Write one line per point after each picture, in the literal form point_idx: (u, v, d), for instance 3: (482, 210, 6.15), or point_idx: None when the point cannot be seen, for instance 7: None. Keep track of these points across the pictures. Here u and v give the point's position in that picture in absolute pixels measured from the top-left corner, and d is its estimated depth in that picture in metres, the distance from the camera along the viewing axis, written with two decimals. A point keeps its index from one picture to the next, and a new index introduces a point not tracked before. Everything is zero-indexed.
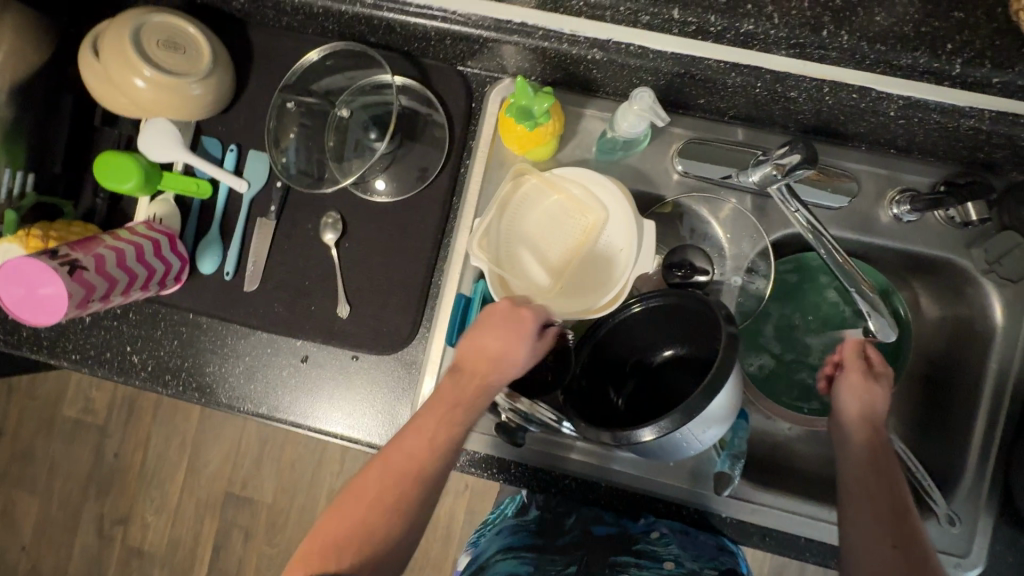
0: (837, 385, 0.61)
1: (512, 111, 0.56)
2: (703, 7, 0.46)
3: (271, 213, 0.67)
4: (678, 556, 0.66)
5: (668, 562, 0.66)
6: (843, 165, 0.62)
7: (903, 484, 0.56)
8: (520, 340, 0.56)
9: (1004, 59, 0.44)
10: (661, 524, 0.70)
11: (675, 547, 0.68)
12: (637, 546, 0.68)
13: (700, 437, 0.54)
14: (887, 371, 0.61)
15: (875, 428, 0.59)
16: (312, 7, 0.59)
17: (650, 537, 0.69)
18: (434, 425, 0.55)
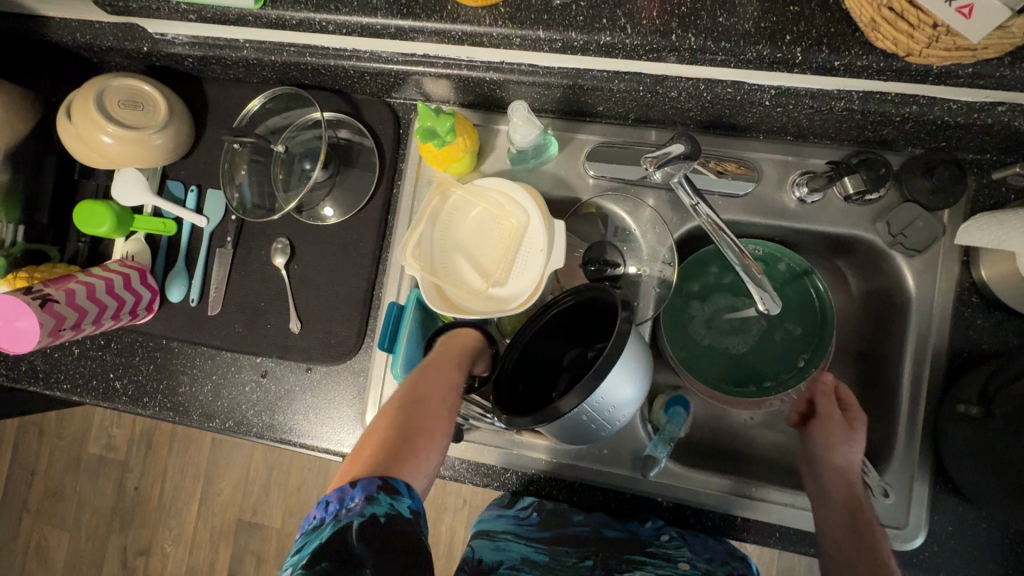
0: (815, 432, 0.62)
1: (421, 137, 0.62)
2: (564, 26, 0.52)
3: (228, 243, 0.74)
4: (692, 557, 0.64)
5: (684, 563, 0.63)
6: (743, 154, 0.66)
7: (882, 538, 0.56)
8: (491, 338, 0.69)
9: (841, 43, 0.48)
10: (669, 527, 0.67)
11: (686, 550, 0.64)
12: (649, 549, 0.65)
13: (611, 423, 0.58)
14: (861, 415, 0.61)
15: (852, 481, 0.59)
16: (248, 59, 0.67)
17: (661, 541, 0.65)
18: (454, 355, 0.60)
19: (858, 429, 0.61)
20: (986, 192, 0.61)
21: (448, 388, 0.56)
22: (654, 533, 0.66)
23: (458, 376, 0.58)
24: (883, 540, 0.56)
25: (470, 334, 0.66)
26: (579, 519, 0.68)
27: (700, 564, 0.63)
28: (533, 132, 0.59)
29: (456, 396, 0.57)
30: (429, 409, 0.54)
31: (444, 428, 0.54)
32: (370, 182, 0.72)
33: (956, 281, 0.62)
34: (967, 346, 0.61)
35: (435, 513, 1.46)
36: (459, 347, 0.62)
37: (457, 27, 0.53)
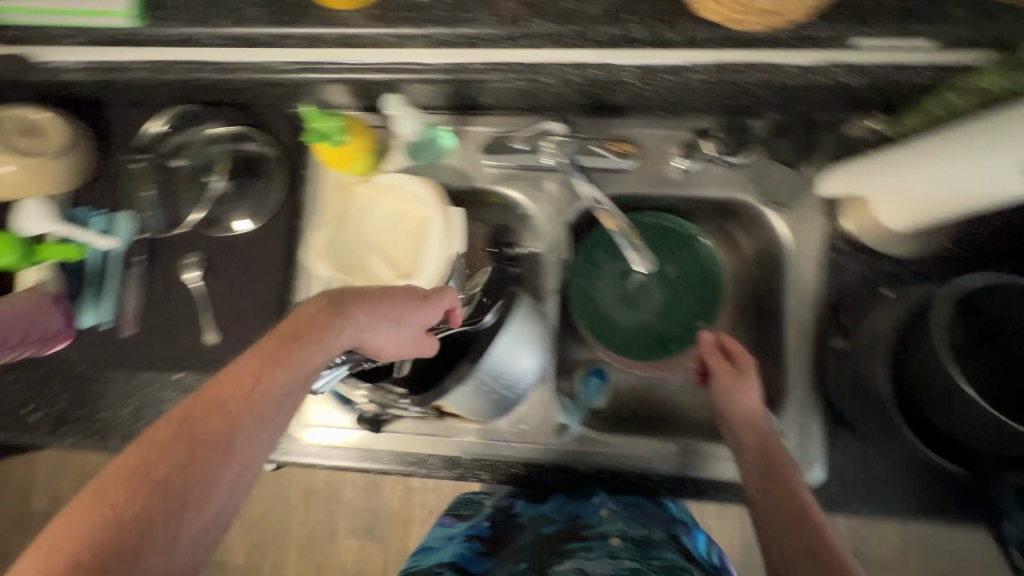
0: (715, 389, 0.64)
1: (312, 140, 0.64)
2: (427, 21, 0.55)
3: (139, 262, 0.75)
4: (625, 530, 0.64)
5: (615, 538, 0.63)
6: (623, 133, 0.70)
7: (795, 467, 0.55)
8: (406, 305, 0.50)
9: (677, 19, 0.52)
10: (610, 502, 0.68)
11: (622, 522, 0.65)
12: (584, 531, 0.65)
13: (508, 394, 0.66)
14: (748, 361, 0.64)
15: (760, 427, 0.60)
16: (141, 80, 0.69)
17: (599, 517, 0.66)
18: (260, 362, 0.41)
19: (750, 373, 0.63)
20: (842, 147, 0.67)
21: (238, 413, 0.38)
22: (594, 510, 0.67)
23: (268, 389, 0.40)
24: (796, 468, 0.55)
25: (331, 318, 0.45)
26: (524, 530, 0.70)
27: (633, 537, 0.63)
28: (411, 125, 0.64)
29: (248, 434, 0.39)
30: (193, 452, 0.36)
31: (218, 489, 0.37)
32: (277, 191, 0.75)
33: (826, 230, 0.67)
34: (842, 288, 0.65)
35: (402, 527, 1.45)
36: (286, 340, 0.42)
37: (329, 30, 0.56)
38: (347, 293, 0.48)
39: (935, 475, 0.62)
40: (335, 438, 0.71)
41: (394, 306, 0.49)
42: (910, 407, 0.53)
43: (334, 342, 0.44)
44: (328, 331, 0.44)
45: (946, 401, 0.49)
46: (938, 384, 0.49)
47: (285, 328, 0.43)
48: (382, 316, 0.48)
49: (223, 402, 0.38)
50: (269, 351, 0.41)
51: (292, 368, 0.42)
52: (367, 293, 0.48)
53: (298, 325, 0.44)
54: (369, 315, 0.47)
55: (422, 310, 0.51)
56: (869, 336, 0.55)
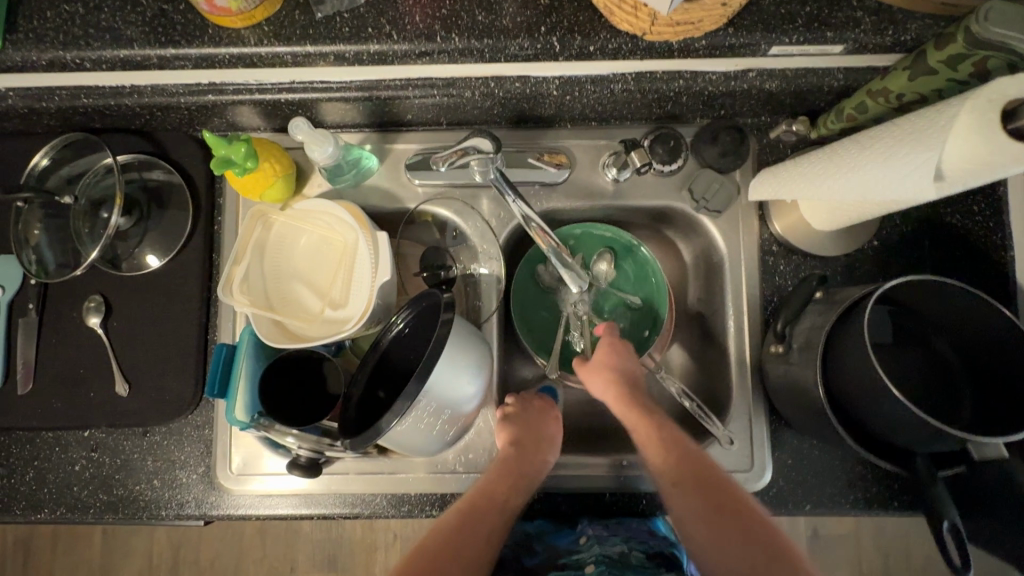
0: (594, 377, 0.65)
1: (219, 169, 0.58)
2: (331, 39, 0.52)
3: (32, 311, 0.67)
4: (599, 553, 0.61)
5: (591, 565, 0.60)
6: (555, 144, 0.69)
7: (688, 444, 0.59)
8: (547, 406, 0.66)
9: (590, 29, 0.52)
10: (589, 527, 0.65)
11: (597, 546, 0.62)
12: (561, 559, 0.62)
13: (454, 424, 0.61)
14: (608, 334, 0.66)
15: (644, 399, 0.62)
16: (17, 109, 0.61)
17: (577, 544, 0.63)
18: (502, 477, 0.60)
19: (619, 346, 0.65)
20: (768, 150, 0.67)
21: (503, 508, 0.58)
22: (572, 538, 0.64)
23: (516, 494, 0.60)
24: (758, 515, 0.54)
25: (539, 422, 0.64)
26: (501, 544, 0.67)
27: (608, 556, 0.60)
28: (321, 143, 0.58)
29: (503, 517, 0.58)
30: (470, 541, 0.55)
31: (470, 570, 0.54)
32: (184, 221, 0.68)
33: (758, 234, 0.67)
34: (776, 291, 0.66)
35: (366, 555, 1.38)
36: (528, 452, 0.62)
37: (223, 50, 0.53)
38: (533, 412, 0.65)
39: (873, 469, 0.64)
40: (270, 484, 0.66)
41: (557, 418, 0.66)
42: (843, 409, 0.54)
43: (548, 455, 0.63)
44: (551, 444, 0.63)
45: (878, 402, 0.49)
46: (868, 387, 0.49)
47: (515, 443, 0.62)
48: (557, 441, 0.64)
49: (476, 523, 0.56)
50: (504, 469, 0.61)
51: (534, 472, 0.62)
52: (527, 412, 0.65)
53: (527, 437, 0.63)
54: (553, 432, 0.64)
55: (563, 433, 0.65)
56: (803, 340, 0.56)
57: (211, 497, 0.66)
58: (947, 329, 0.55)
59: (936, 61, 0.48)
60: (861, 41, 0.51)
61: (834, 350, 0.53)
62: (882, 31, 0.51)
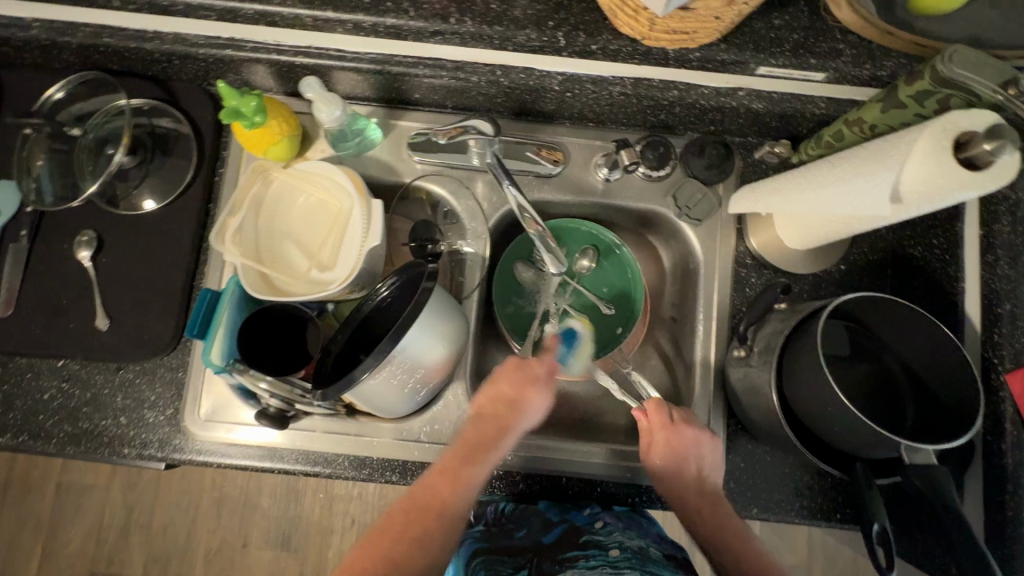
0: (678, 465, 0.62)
1: (227, 119, 0.60)
2: (352, 8, 0.55)
3: (23, 238, 0.68)
4: (622, 542, 0.64)
5: (615, 549, 0.62)
6: (551, 139, 0.72)
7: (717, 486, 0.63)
8: (531, 383, 0.62)
9: (595, 29, 0.55)
10: (605, 515, 0.68)
11: (618, 534, 0.65)
12: (583, 539, 0.64)
13: (424, 387, 0.63)
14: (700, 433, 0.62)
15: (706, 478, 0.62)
16: (37, 39, 0.63)
17: (595, 527, 0.65)
18: (455, 460, 0.59)
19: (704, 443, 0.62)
20: (751, 169, 0.71)
21: (454, 488, 0.58)
22: (589, 521, 0.66)
23: (478, 463, 0.59)
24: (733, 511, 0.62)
25: (505, 405, 0.61)
26: (521, 534, 0.66)
27: (631, 548, 0.63)
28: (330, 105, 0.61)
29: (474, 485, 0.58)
30: (426, 521, 0.56)
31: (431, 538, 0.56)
32: (186, 170, 0.70)
33: (734, 246, 0.70)
34: (746, 302, 0.69)
35: (321, 537, 1.36)
36: (488, 418, 0.61)
37: (247, 5, 0.56)
38: (502, 375, 0.63)
39: (819, 480, 0.66)
40: (237, 433, 0.67)
41: (529, 378, 0.63)
42: (794, 411, 0.56)
43: (513, 419, 0.61)
44: (514, 408, 0.61)
45: (826, 406, 0.52)
46: (819, 391, 0.52)
47: (480, 411, 0.61)
48: (525, 404, 0.61)
49: (432, 490, 0.58)
50: (468, 437, 0.60)
51: (497, 439, 0.60)
52: (494, 378, 0.62)
53: (489, 402, 0.61)
54: (519, 394, 0.62)
55: (534, 397, 0.62)
56: (763, 345, 0.59)
57: (176, 439, 0.67)
58: (897, 348, 0.58)
59: (907, 95, 0.51)
60: (842, 71, 0.56)
61: (790, 355, 0.56)
62: (861, 64, 0.55)
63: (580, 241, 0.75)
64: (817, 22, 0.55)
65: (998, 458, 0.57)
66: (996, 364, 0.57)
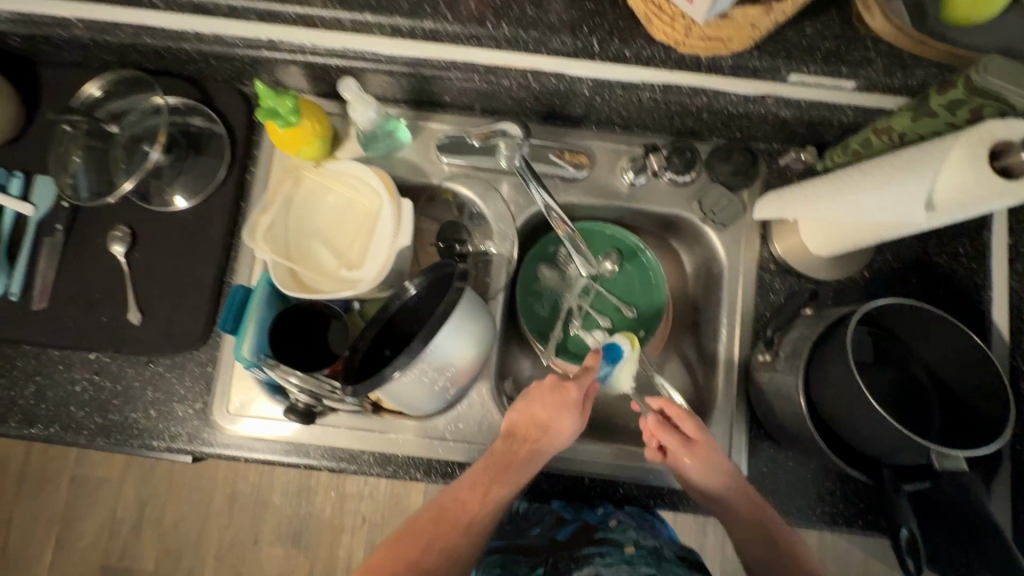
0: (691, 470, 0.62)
1: (264, 118, 0.62)
2: (392, 12, 0.57)
3: (58, 232, 0.70)
4: (638, 540, 0.62)
5: (630, 546, 0.61)
6: (578, 143, 0.73)
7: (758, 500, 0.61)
8: (566, 411, 0.61)
9: (628, 35, 0.57)
10: (619, 513, 0.67)
11: (633, 531, 0.64)
12: (597, 536, 0.63)
13: (451, 387, 0.64)
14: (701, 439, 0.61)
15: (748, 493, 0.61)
16: (80, 39, 0.64)
17: (609, 525, 0.65)
18: (484, 480, 0.59)
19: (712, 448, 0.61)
20: (776, 175, 0.71)
21: (484, 503, 0.59)
22: (603, 519, 0.66)
23: (507, 483, 0.59)
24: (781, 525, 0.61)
25: (537, 427, 0.61)
26: (534, 532, 0.67)
27: (647, 546, 0.62)
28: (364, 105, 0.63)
29: (501, 498, 0.59)
30: (450, 534, 0.57)
31: (457, 552, 0.57)
32: (219, 168, 0.71)
33: (758, 251, 0.71)
34: (769, 307, 0.69)
35: (331, 536, 1.37)
36: (521, 438, 0.61)
37: (289, 9, 0.57)
38: (536, 396, 0.62)
39: (842, 485, 0.67)
40: (264, 428, 0.68)
41: (563, 404, 0.61)
42: (822, 417, 0.57)
43: (542, 440, 0.61)
44: (547, 431, 0.61)
45: (855, 411, 0.52)
46: (848, 396, 0.53)
47: (513, 429, 0.61)
48: (557, 429, 0.61)
49: (460, 504, 0.59)
50: (500, 453, 0.61)
51: (527, 460, 0.60)
52: (530, 397, 0.62)
53: (521, 423, 0.61)
54: (553, 418, 0.61)
55: (568, 421, 0.61)
56: (790, 349, 0.59)
57: (204, 433, 0.68)
58: (922, 354, 0.59)
59: (938, 104, 0.52)
60: (873, 80, 0.56)
61: (818, 359, 0.56)
62: (891, 73, 0.56)
63: (605, 244, 0.76)
64: (848, 31, 0.56)
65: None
66: None
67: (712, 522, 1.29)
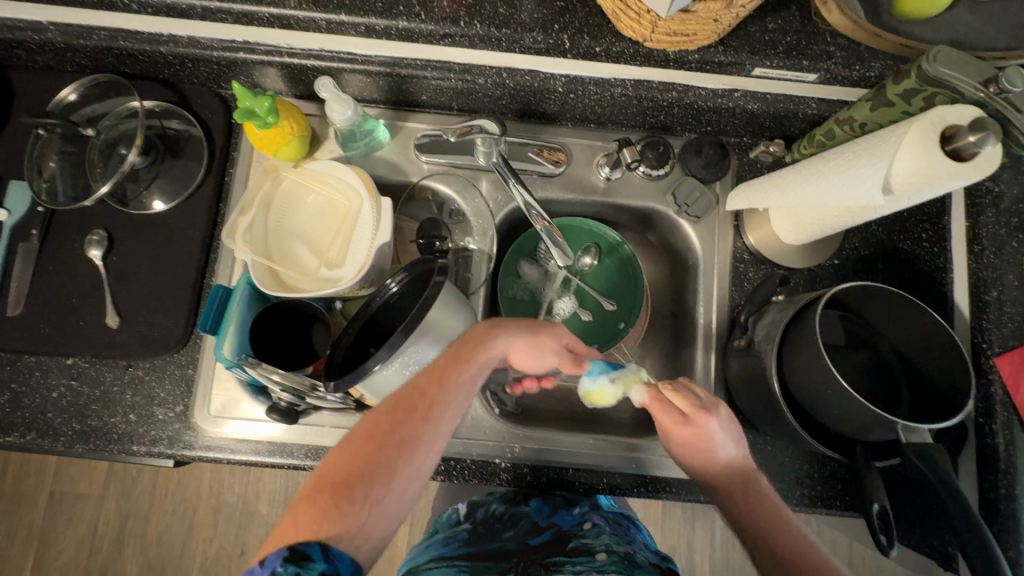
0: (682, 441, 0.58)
1: (240, 118, 0.62)
2: (365, 11, 0.57)
3: (34, 237, 0.69)
4: (609, 546, 0.65)
5: (602, 553, 0.64)
6: (554, 140, 0.74)
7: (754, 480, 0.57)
8: (509, 338, 0.57)
9: (598, 32, 0.58)
10: (594, 516, 0.70)
11: (605, 536, 0.67)
12: (571, 545, 0.66)
13: None
14: (702, 420, 0.56)
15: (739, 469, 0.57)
16: (53, 42, 0.64)
17: (583, 529, 0.68)
18: (424, 403, 0.53)
19: (722, 424, 0.57)
20: (747, 168, 0.73)
21: (419, 434, 0.52)
22: (577, 522, 0.69)
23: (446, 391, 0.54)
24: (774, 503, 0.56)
25: (478, 341, 0.57)
26: (507, 534, 0.69)
27: (618, 552, 0.64)
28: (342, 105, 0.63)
29: (435, 432, 0.53)
30: (381, 476, 0.50)
31: (386, 494, 0.50)
32: (197, 170, 0.72)
33: (732, 242, 0.73)
34: (744, 296, 0.71)
35: None
36: (458, 354, 0.56)
37: (263, 9, 0.58)
38: (474, 334, 0.57)
39: (819, 468, 0.68)
40: (246, 428, 0.68)
41: (506, 333, 0.57)
42: (796, 398, 0.58)
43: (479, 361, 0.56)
44: (489, 348, 0.56)
45: (826, 391, 0.54)
46: (819, 377, 0.54)
47: (448, 355, 0.56)
48: (496, 346, 0.57)
49: (394, 439, 0.51)
50: (434, 373, 0.55)
51: (468, 365, 0.55)
52: (468, 336, 0.57)
53: (458, 351, 0.56)
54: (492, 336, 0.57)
55: (508, 341, 0.57)
56: (763, 334, 0.61)
57: (186, 436, 0.67)
58: (888, 335, 0.61)
59: (894, 94, 0.54)
60: (833, 72, 0.59)
61: (790, 342, 0.58)
62: (851, 65, 0.58)
63: (582, 238, 0.77)
64: (808, 26, 0.58)
65: (990, 439, 0.59)
66: (985, 347, 0.61)
67: (701, 514, 1.30)
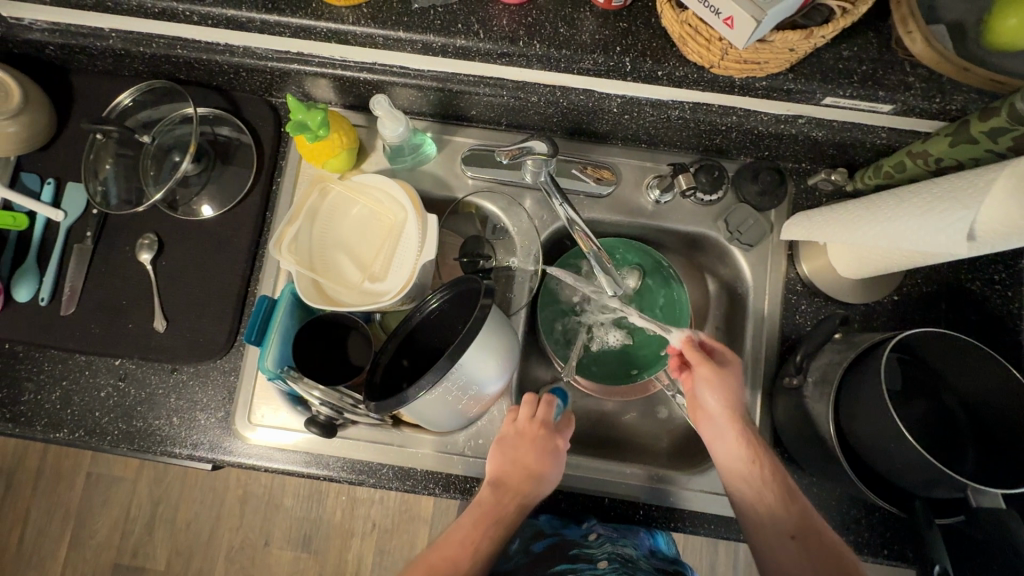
0: (699, 382, 0.60)
1: (292, 131, 0.62)
2: (423, 29, 0.56)
3: (88, 238, 0.71)
4: (611, 552, 0.62)
5: (603, 561, 0.60)
6: (604, 159, 0.72)
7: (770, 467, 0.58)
8: (550, 461, 0.61)
9: (662, 56, 0.56)
10: (599, 527, 0.67)
11: (608, 545, 0.63)
12: (573, 552, 0.63)
13: (473, 403, 0.63)
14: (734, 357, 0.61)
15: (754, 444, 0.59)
16: (113, 48, 0.65)
17: (587, 540, 0.64)
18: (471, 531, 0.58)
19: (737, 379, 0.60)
20: (804, 195, 0.70)
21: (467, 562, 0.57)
22: (583, 534, 0.66)
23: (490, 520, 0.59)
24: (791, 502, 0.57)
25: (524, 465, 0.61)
26: (515, 546, 0.67)
27: (620, 557, 0.61)
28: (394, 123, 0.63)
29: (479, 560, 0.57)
30: None
31: None
32: (246, 178, 0.72)
33: (785, 273, 0.70)
34: (795, 329, 0.68)
35: (341, 541, 1.37)
36: (507, 481, 0.60)
37: (321, 23, 0.56)
38: (519, 451, 0.62)
39: (867, 514, 0.65)
40: (284, 437, 0.68)
41: (545, 456, 0.61)
42: (850, 446, 0.55)
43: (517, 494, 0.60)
44: (534, 476, 0.61)
45: (888, 444, 0.51)
46: (879, 429, 0.51)
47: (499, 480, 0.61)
48: (541, 476, 0.61)
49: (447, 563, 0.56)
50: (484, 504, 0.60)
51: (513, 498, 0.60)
52: (512, 451, 0.61)
53: (510, 473, 0.61)
54: (536, 465, 0.61)
55: (550, 468, 0.62)
56: (818, 376, 0.58)
57: (225, 442, 0.68)
58: (952, 382, 0.58)
59: (979, 131, 0.51)
60: (910, 104, 0.55)
61: (848, 387, 0.55)
62: (931, 97, 0.55)
63: (625, 259, 0.75)
64: (885, 54, 0.55)
65: None
66: None
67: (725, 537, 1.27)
